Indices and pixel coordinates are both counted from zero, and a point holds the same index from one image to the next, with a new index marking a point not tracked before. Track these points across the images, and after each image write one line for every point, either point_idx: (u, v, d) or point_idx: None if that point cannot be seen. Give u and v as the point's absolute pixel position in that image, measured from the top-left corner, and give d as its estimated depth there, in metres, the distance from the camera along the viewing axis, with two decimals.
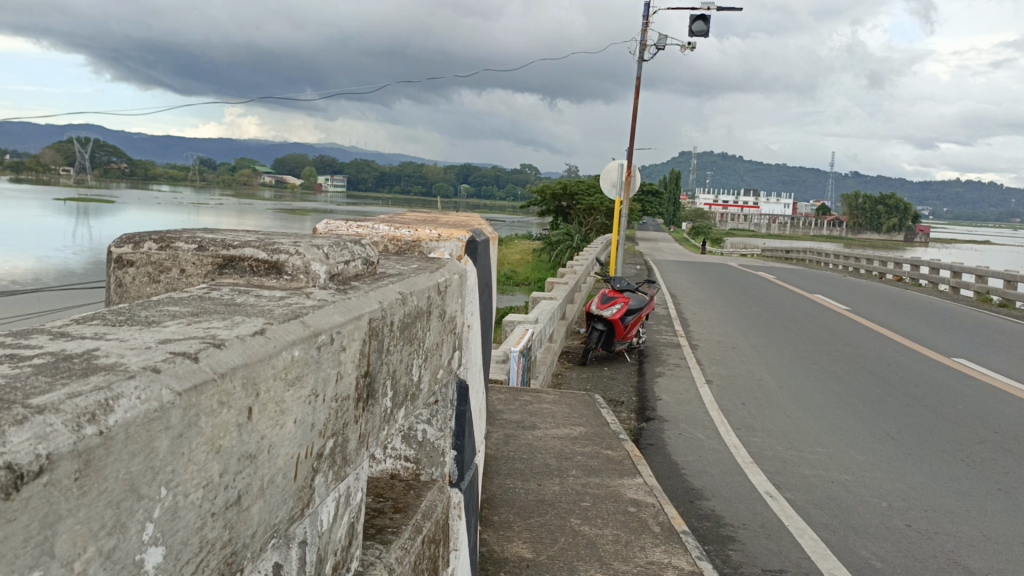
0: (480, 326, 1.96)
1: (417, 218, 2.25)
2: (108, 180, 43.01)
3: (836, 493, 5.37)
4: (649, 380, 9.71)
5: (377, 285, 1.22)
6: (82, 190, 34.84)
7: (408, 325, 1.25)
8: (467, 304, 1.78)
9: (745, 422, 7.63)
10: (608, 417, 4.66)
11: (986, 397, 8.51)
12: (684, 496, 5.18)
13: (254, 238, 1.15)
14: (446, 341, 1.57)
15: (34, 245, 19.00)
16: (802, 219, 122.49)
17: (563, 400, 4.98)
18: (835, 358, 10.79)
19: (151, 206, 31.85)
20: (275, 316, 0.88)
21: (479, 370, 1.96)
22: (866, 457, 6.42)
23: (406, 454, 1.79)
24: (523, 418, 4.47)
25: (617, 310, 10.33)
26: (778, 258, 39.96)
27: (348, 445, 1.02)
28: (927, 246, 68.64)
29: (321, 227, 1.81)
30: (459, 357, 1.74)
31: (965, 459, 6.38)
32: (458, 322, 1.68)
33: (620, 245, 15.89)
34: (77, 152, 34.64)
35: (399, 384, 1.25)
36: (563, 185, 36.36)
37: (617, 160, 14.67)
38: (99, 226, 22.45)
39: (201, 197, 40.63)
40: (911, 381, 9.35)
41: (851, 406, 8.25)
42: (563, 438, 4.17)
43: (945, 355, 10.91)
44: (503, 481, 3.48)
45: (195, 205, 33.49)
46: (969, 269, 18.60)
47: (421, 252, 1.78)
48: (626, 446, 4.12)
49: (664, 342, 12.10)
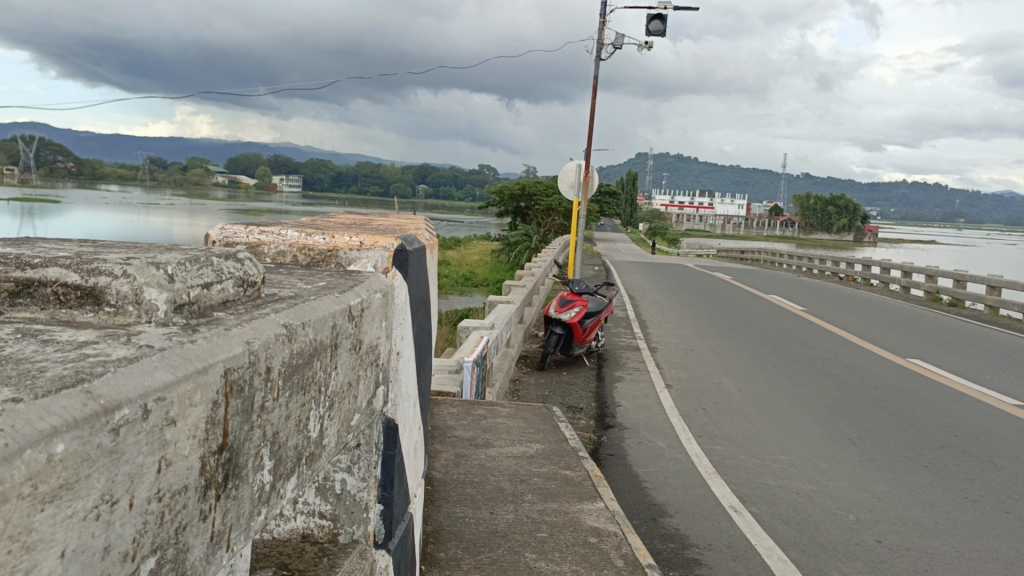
0: (414, 351, 1.64)
1: (341, 222, 1.92)
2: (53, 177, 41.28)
3: (801, 505, 5.18)
4: (608, 386, 9.46)
5: (257, 315, 0.91)
6: (29, 189, 33.42)
7: (299, 367, 0.93)
8: (394, 325, 1.46)
9: (707, 429, 7.44)
10: (568, 432, 4.38)
11: (944, 400, 8.44)
12: (647, 513, 4.91)
13: (69, 256, 0.83)
14: (364, 376, 1.26)
15: None
16: (755, 220, 124.30)
17: (519, 414, 4.69)
18: (793, 360, 10.71)
19: (98, 206, 30.64)
20: (43, 381, 0.57)
21: (412, 404, 1.64)
22: (830, 464, 6.27)
23: (322, 511, 1.48)
24: (475, 436, 4.16)
25: (575, 313, 10.09)
26: (733, 259, 40.26)
27: (189, 557, 0.70)
28: (876, 246, 70.08)
29: (213, 234, 1.48)
30: (385, 392, 1.42)
31: (928, 465, 6.26)
32: (380, 351, 1.35)
33: (579, 246, 15.71)
34: (21, 151, 33.17)
35: (287, 449, 0.93)
36: (520, 185, 36.03)
37: (575, 160, 14.48)
38: (45, 228, 21.61)
39: (152, 197, 39.52)
40: (870, 383, 9.30)
41: (811, 409, 8.14)
42: (517, 457, 3.88)
43: (900, 355, 10.92)
44: (452, 510, 3.16)
45: (145, 204, 32.34)
46: (920, 268, 18.74)
47: (338, 265, 1.46)
48: (586, 465, 3.84)
49: (623, 345, 11.91)
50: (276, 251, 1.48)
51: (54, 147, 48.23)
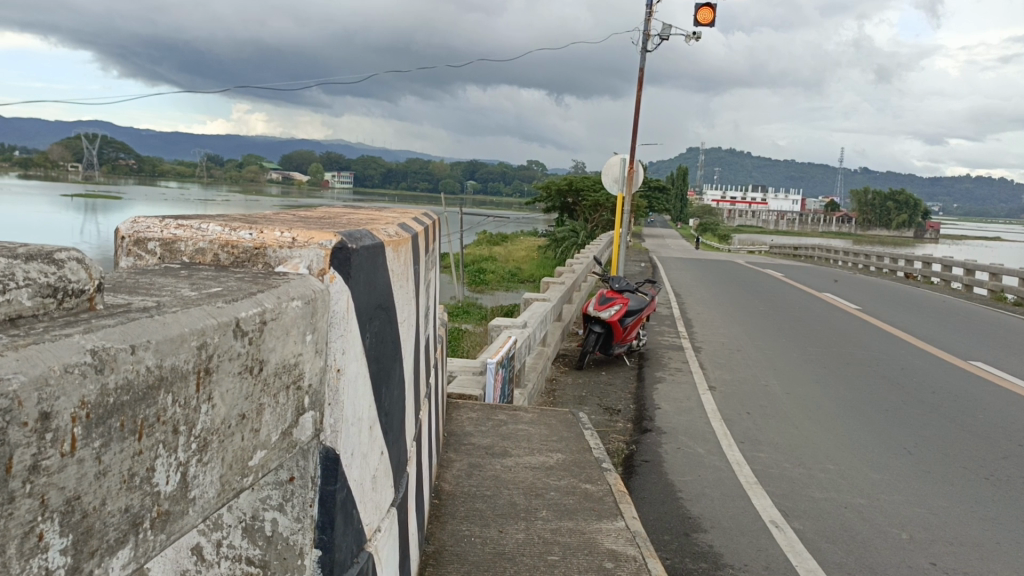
0: (367, 365, 1.39)
1: (301, 218, 1.71)
2: (121, 172, 42.84)
3: (849, 521, 4.81)
4: (648, 387, 9.13)
5: (49, 334, 0.67)
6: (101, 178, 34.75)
7: (118, 405, 0.69)
8: (328, 334, 1.21)
9: (750, 434, 7.08)
10: (593, 441, 4.11)
11: (1008, 406, 7.94)
12: (679, 527, 4.61)
13: None
14: (271, 408, 1.01)
15: (36, 234, 18.36)
16: (810, 216, 121.50)
17: (542, 420, 4.43)
18: (845, 362, 10.24)
19: (158, 197, 31.60)
20: None
21: (365, 428, 1.39)
22: (881, 475, 5.88)
23: (250, 556, 1.25)
24: (492, 443, 3.92)
25: (615, 311, 9.78)
26: (786, 255, 39.25)
27: None
28: (937, 243, 67.69)
29: (122, 228, 1.28)
30: (315, 416, 1.18)
31: (989, 477, 5.83)
32: (302, 369, 1.10)
33: (622, 243, 15.36)
34: (92, 148, 34.52)
35: (106, 516, 0.70)
36: (568, 181, 35.93)
37: (619, 154, 14.13)
38: (104, 220, 21.89)
39: (209, 192, 40.01)
40: (927, 387, 8.81)
41: (862, 415, 7.71)
42: (535, 468, 3.62)
43: (961, 358, 10.36)
44: (457, 528, 2.92)
45: (203, 197, 33.21)
46: (983, 266, 17.87)
47: (265, 264, 1.23)
48: (609, 478, 3.56)
49: (665, 344, 11.55)
50: (194, 249, 1.25)
51: (119, 145, 49.74)
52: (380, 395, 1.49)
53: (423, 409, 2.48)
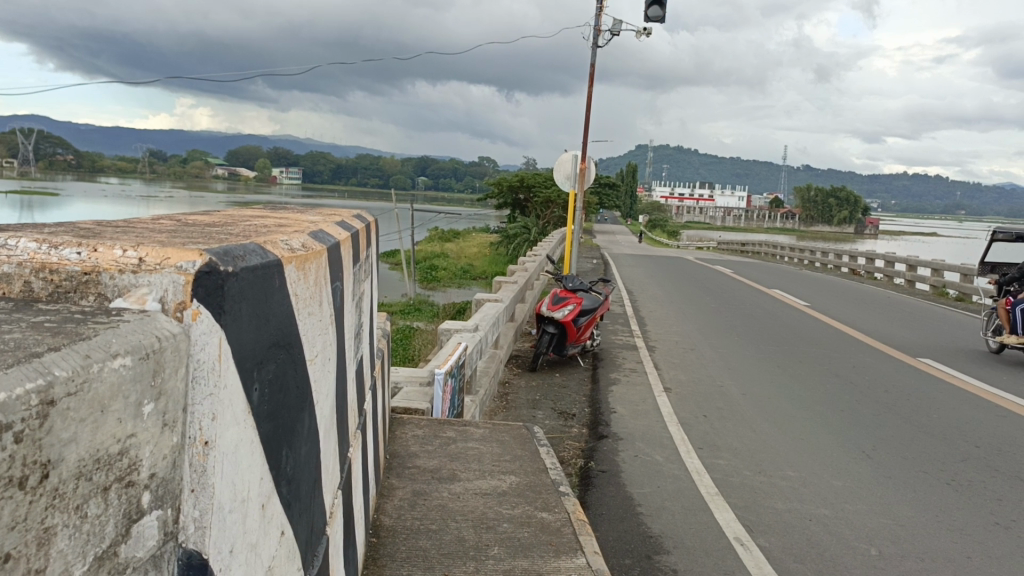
0: (253, 428, 1.01)
1: (179, 226, 1.34)
2: (57, 157, 40.83)
3: (816, 536, 4.59)
4: (603, 389, 8.89)
5: None
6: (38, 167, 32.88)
7: None
8: (181, 391, 0.85)
9: (708, 439, 6.86)
10: (548, 460, 3.81)
11: (961, 405, 7.87)
12: (640, 548, 4.34)
13: None
14: (62, 528, 0.65)
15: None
16: (755, 213, 123.01)
17: (494, 436, 4.12)
18: (799, 360, 10.13)
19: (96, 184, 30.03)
20: None
21: (250, 507, 1.02)
22: (842, 481, 5.70)
23: None
24: (439, 466, 3.58)
25: (569, 311, 9.52)
26: (733, 251, 39.44)
27: None
28: (877, 238, 68.80)
29: None
30: (160, 516, 0.82)
31: (950, 482, 5.68)
32: (131, 450, 0.74)
33: (576, 241, 15.12)
34: (29, 133, 32.65)
35: None
36: (519, 177, 35.51)
37: (571, 150, 13.89)
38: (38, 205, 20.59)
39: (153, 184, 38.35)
40: (881, 386, 8.72)
41: (818, 416, 7.56)
42: (487, 495, 3.30)
43: (911, 355, 10.35)
44: (397, 572, 2.58)
45: (146, 183, 31.63)
46: (925, 262, 18.08)
47: (99, 295, 0.88)
48: (566, 505, 3.27)
49: (619, 344, 11.34)
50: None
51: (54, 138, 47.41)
52: (280, 454, 1.14)
53: (355, 443, 2.13)
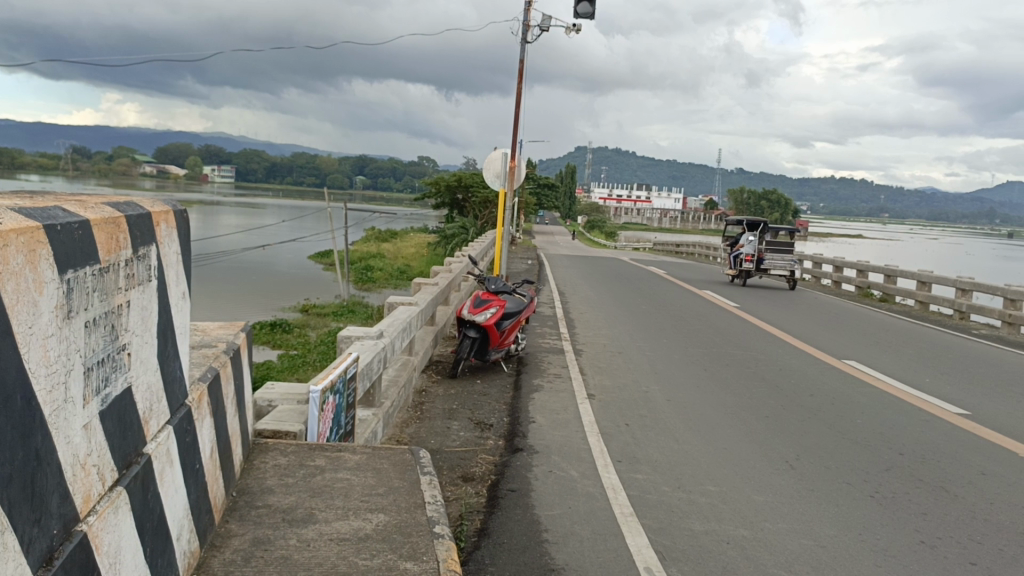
0: None
1: None
2: None
3: (733, 563, 4.20)
4: (525, 397, 8.41)
5: None
6: None
7: None
8: None
9: (629, 450, 6.46)
10: (427, 493, 3.31)
11: (884, 410, 7.67)
12: None
13: None
14: None
15: None
16: (692, 215, 124.29)
17: (370, 464, 3.59)
18: (726, 364, 9.86)
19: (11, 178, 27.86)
20: None
21: None
22: (764, 496, 5.36)
23: None
24: (295, 505, 3.02)
25: (491, 315, 9.01)
26: (669, 251, 39.26)
27: None
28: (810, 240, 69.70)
29: None
30: None
31: (874, 494, 5.39)
32: None
33: (506, 242, 14.61)
34: None
35: None
36: (456, 177, 34.78)
37: (501, 148, 13.38)
38: None
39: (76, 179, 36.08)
40: (806, 390, 8.50)
41: (743, 423, 7.25)
42: (343, 542, 2.77)
43: (835, 356, 10.24)
44: None
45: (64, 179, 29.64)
46: (850, 262, 18.11)
47: None
48: (438, 550, 2.78)
49: (545, 347, 10.89)
50: None
51: None
52: None
53: (108, 507, 1.57)
